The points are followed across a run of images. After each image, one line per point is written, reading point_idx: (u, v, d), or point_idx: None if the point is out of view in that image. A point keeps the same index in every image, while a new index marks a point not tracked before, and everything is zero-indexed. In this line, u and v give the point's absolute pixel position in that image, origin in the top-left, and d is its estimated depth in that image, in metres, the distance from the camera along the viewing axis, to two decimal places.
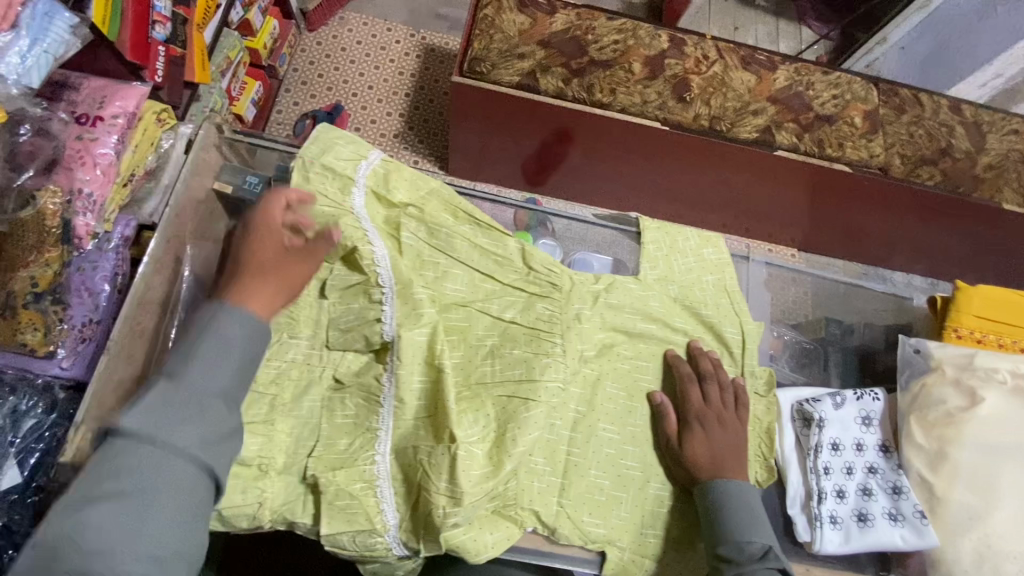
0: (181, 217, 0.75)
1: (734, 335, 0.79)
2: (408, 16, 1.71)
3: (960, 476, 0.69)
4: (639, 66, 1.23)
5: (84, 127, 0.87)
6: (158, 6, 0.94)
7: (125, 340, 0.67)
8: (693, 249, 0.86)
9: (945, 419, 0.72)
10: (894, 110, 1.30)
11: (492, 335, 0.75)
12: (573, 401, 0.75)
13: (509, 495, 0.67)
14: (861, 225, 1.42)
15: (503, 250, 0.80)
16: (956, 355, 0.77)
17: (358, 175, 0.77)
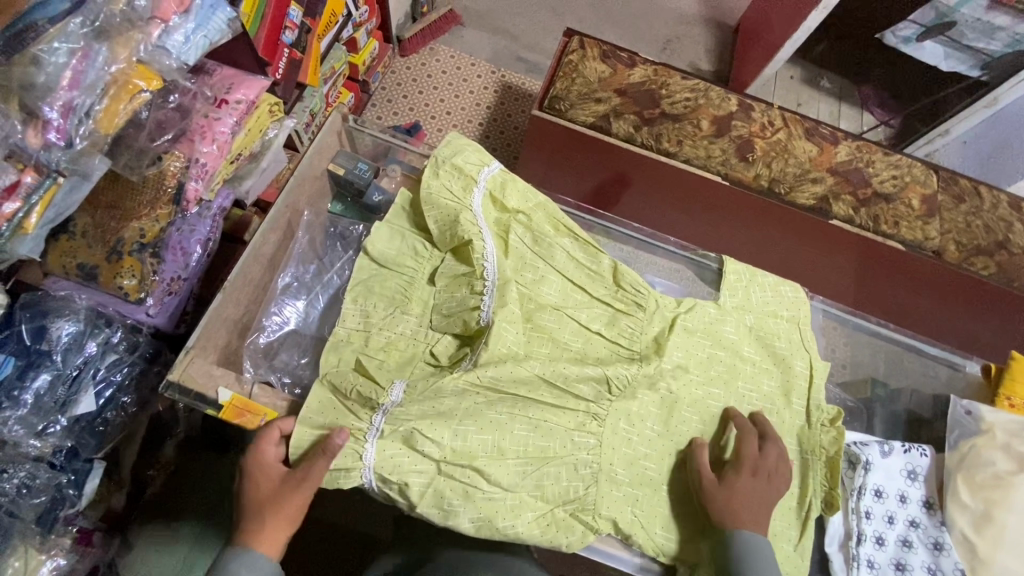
0: (301, 189, 0.86)
1: (803, 368, 0.81)
2: (492, 55, 1.85)
3: (1007, 542, 0.68)
4: (707, 124, 1.30)
5: (211, 107, 0.94)
6: (292, 15, 1.07)
7: (238, 287, 0.78)
8: (772, 284, 0.88)
9: (993, 482, 0.71)
10: (952, 198, 1.33)
11: (579, 339, 0.79)
12: (650, 418, 0.75)
13: (588, 500, 0.69)
14: (906, 306, 1.43)
15: (597, 265, 0.83)
16: (1010, 422, 0.75)
17: (481, 177, 0.82)
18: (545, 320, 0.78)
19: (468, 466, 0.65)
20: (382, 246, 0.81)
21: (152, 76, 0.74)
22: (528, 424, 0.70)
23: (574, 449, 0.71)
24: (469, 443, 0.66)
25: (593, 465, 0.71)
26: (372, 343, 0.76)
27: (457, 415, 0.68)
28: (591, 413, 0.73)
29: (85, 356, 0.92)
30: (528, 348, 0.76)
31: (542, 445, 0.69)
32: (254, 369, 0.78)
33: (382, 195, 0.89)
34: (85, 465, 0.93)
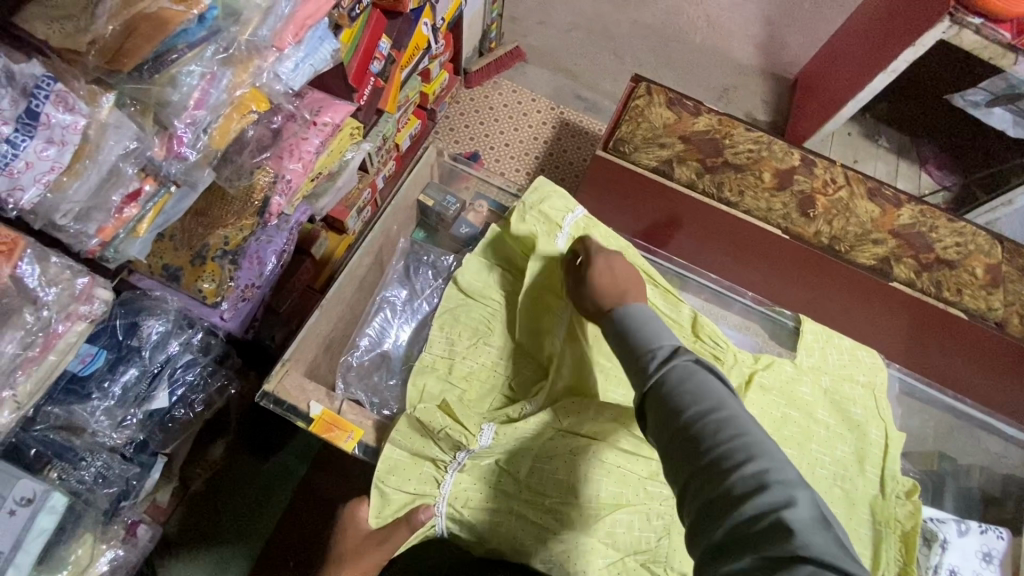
0: (393, 217, 0.97)
1: (878, 437, 0.89)
2: (552, 92, 1.91)
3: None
4: (769, 176, 1.31)
5: (300, 126, 0.99)
6: (383, 47, 1.14)
7: (333, 304, 0.88)
8: (846, 347, 0.97)
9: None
10: (1017, 270, 1.30)
11: None
12: None
13: (660, 553, 0.78)
14: (961, 379, 1.39)
15: (678, 316, 0.94)
16: None
17: (564, 224, 0.95)
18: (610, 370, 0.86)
19: (541, 506, 0.77)
20: (472, 280, 0.94)
21: (261, 100, 0.80)
22: (606, 473, 0.79)
23: (648, 499, 0.80)
24: (544, 483, 0.78)
25: (665, 517, 0.80)
26: (461, 370, 0.88)
27: (535, 451, 0.80)
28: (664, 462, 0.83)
29: (167, 354, 0.96)
30: (618, 396, 0.86)
31: (619, 492, 0.79)
32: (343, 385, 0.90)
33: (468, 228, 1.00)
34: (149, 459, 0.98)
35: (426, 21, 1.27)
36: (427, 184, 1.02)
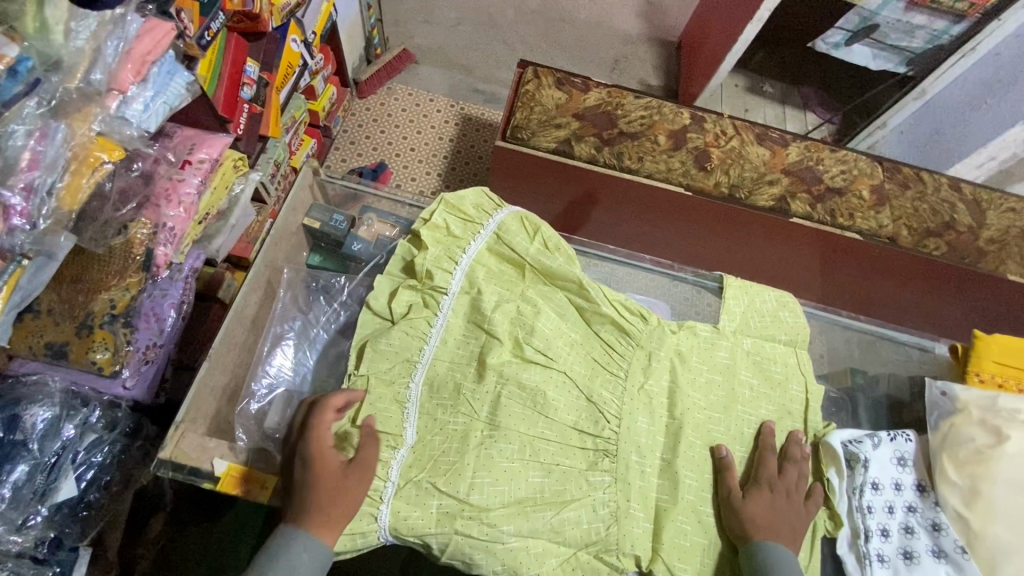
0: (277, 247, 0.82)
1: (799, 392, 0.76)
2: (449, 90, 1.89)
3: (999, 515, 0.62)
4: (664, 139, 1.35)
5: (174, 169, 0.95)
6: (249, 70, 1.08)
7: (222, 353, 0.72)
8: (770, 310, 0.82)
9: (974, 457, 0.65)
10: (898, 186, 1.41)
11: (582, 363, 0.73)
12: (659, 448, 0.71)
13: (611, 540, 0.64)
14: (872, 292, 1.50)
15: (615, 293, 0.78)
16: (982, 397, 0.69)
17: (487, 225, 0.78)
18: (536, 373, 0.70)
19: (484, 522, 0.61)
20: (395, 301, 0.73)
21: (112, 147, 0.74)
22: (542, 470, 0.66)
23: (590, 490, 0.66)
24: (485, 497, 0.62)
25: (611, 503, 0.66)
26: (404, 398, 0.68)
27: (470, 465, 0.64)
28: (603, 450, 0.69)
29: (62, 441, 0.90)
30: (553, 395, 0.69)
31: (559, 488, 0.66)
32: (242, 437, 0.70)
33: (360, 245, 0.84)
34: (70, 554, 0.91)
35: (294, 38, 1.22)
36: (311, 205, 0.86)
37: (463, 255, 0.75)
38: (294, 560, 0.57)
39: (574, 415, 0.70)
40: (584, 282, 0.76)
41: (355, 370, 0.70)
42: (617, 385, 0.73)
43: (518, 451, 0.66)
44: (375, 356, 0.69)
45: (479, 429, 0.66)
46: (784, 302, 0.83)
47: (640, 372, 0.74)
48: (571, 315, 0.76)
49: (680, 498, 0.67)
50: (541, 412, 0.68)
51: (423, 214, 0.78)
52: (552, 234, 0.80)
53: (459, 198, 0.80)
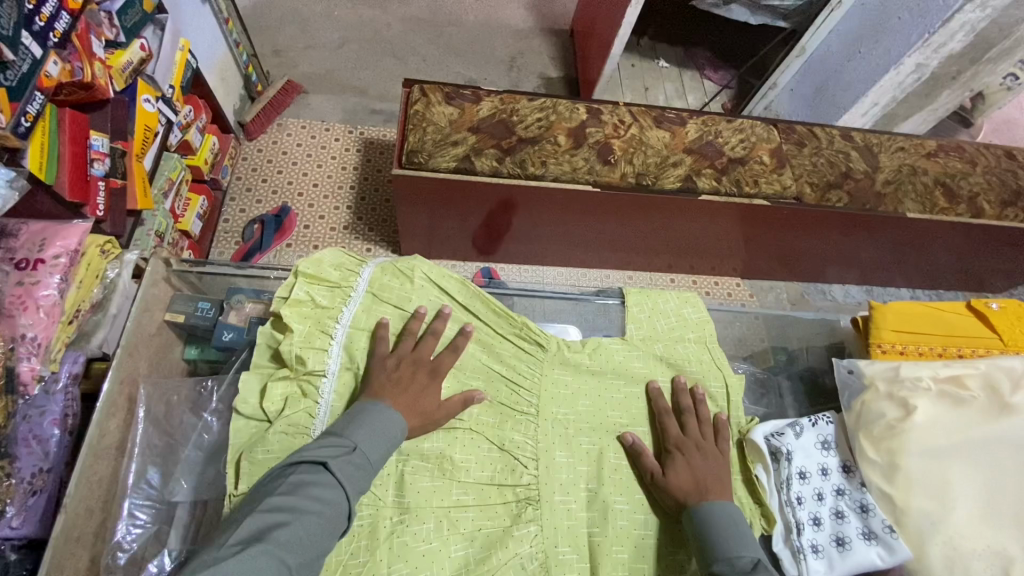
0: (136, 355, 0.70)
1: (717, 388, 0.76)
2: (345, 115, 1.80)
3: (918, 486, 0.64)
4: (564, 138, 1.33)
5: (25, 272, 0.86)
6: (95, 145, 0.97)
7: (84, 493, 0.60)
8: (673, 309, 0.83)
9: (888, 432, 0.67)
10: (795, 145, 1.45)
11: (491, 414, 0.71)
12: (583, 479, 0.69)
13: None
14: (790, 247, 1.57)
15: (506, 326, 0.77)
16: (886, 369, 0.72)
17: (357, 287, 0.72)
18: (439, 437, 0.67)
19: None
20: (266, 400, 0.64)
21: None
22: (464, 540, 0.63)
23: (517, 547, 0.63)
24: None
25: (540, 554, 0.64)
26: None
27: (384, 560, 0.59)
28: (525, 499, 0.67)
29: None
30: (461, 456, 0.67)
31: (484, 556, 0.63)
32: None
33: (231, 332, 0.75)
34: None
35: (146, 97, 1.10)
36: (172, 297, 0.76)
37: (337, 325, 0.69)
38: (388, 431, 0.62)
39: (489, 471, 0.67)
40: (474, 324, 0.76)
41: (234, 491, 0.60)
42: (528, 425, 0.71)
43: (437, 528, 0.62)
44: (254, 470, 0.61)
45: (389, 516, 0.62)
46: (684, 299, 0.84)
47: (552, 402, 0.73)
48: (469, 360, 0.74)
49: (611, 528, 0.66)
50: (453, 477, 0.66)
51: (281, 292, 0.71)
52: (429, 271, 0.77)
53: (315, 257, 0.73)
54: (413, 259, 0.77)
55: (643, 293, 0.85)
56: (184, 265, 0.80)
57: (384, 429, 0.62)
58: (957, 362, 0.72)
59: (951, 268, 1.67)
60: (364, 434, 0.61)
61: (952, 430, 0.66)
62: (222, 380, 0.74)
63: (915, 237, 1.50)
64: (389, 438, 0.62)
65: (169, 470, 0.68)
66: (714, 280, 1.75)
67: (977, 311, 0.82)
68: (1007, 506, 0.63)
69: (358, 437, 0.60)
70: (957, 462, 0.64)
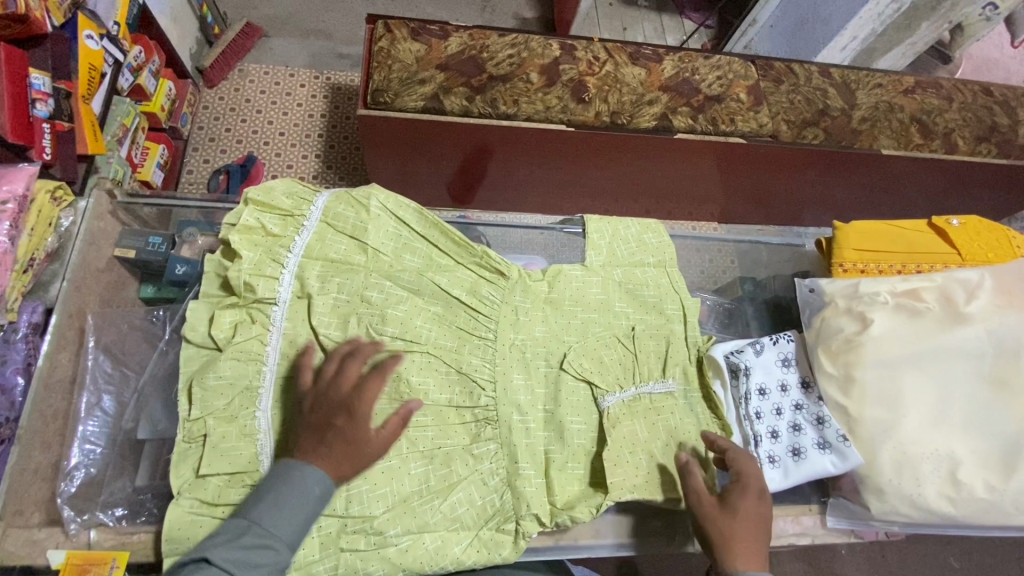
0: (84, 289, 0.70)
1: (675, 312, 0.76)
2: (309, 59, 1.71)
3: (872, 396, 0.66)
4: (537, 76, 1.28)
5: None
6: (35, 83, 0.92)
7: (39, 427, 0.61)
8: (634, 237, 0.82)
9: (846, 346, 0.68)
10: (772, 82, 1.42)
11: (450, 338, 0.70)
12: (540, 401, 0.71)
13: (507, 508, 0.65)
14: (767, 190, 1.57)
15: (470, 256, 0.75)
16: (845, 287, 0.73)
17: (309, 217, 0.71)
18: (395, 363, 0.67)
19: (372, 531, 0.60)
20: (214, 327, 0.64)
21: None
22: (423, 458, 0.65)
23: (476, 465, 0.66)
24: (366, 505, 0.60)
25: (501, 471, 0.66)
26: (252, 430, 0.62)
27: (344, 477, 0.61)
28: (484, 419, 0.68)
29: None
30: (419, 378, 0.67)
31: (444, 473, 0.65)
32: (75, 517, 0.61)
33: (185, 266, 0.74)
34: None
35: (87, 34, 1.03)
36: (119, 233, 0.75)
37: (287, 255, 0.68)
38: (306, 492, 0.56)
39: (445, 395, 0.68)
40: (431, 254, 0.74)
41: (188, 416, 0.62)
42: (486, 348, 0.71)
43: (393, 448, 0.64)
44: (206, 395, 0.62)
45: None
46: (646, 226, 0.84)
47: (510, 328, 0.72)
48: (427, 287, 0.72)
49: (570, 446, 0.69)
50: (410, 401, 0.67)
51: (229, 219, 0.70)
52: (385, 200, 0.74)
53: (266, 185, 0.72)
54: (369, 187, 0.74)
55: (604, 222, 0.84)
56: (131, 198, 0.78)
57: (297, 493, 0.55)
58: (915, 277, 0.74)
59: (924, 209, 1.67)
60: (267, 506, 0.55)
61: (909, 341, 0.67)
62: (174, 311, 0.74)
63: (889, 176, 1.50)
64: (309, 498, 0.56)
65: (123, 402, 0.69)
66: (691, 224, 1.76)
67: (937, 228, 0.84)
68: (955, 410, 0.66)
69: (257, 513, 0.55)
70: (912, 371, 0.66)
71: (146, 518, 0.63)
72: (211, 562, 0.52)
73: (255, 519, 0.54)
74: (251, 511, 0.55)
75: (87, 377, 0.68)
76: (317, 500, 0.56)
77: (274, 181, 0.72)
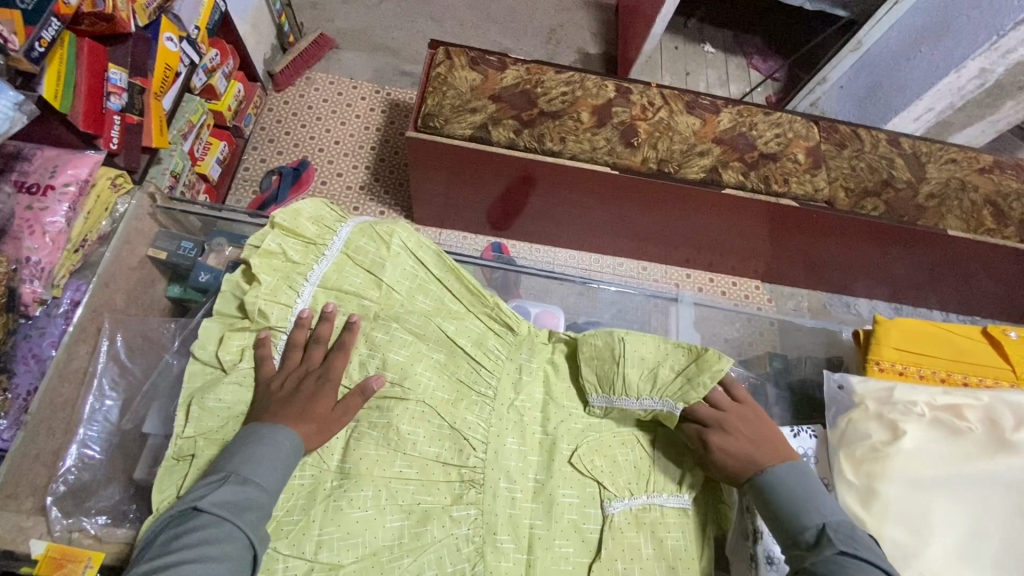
0: (113, 285, 0.74)
1: None
2: (373, 74, 1.77)
3: (894, 514, 0.62)
4: (587, 116, 1.28)
5: (35, 197, 0.89)
6: (113, 78, 0.98)
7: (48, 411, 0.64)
8: None
9: (871, 455, 0.66)
10: (835, 145, 1.36)
11: (445, 389, 0.70)
12: (532, 469, 0.69)
13: None
14: (816, 254, 1.49)
15: (482, 305, 0.76)
16: (878, 390, 0.70)
17: (331, 247, 0.72)
18: (390, 409, 0.67)
19: None
20: (222, 349, 0.66)
21: None
22: (401, 512, 0.63)
23: (453, 528, 0.64)
24: (336, 552, 0.59)
25: (475, 538, 0.64)
26: None
27: (317, 521, 0.60)
28: (468, 481, 0.67)
29: None
30: (409, 428, 0.66)
31: (420, 530, 0.63)
32: (61, 518, 0.62)
33: (209, 274, 0.77)
34: None
35: (169, 36, 1.10)
36: (155, 233, 0.80)
37: (311, 272, 0.71)
38: (277, 446, 0.58)
39: (434, 447, 0.67)
40: (444, 298, 0.76)
41: (181, 433, 0.62)
42: (483, 405, 0.71)
43: (377, 501, 0.62)
44: (201, 415, 0.63)
45: (330, 480, 0.63)
46: None
47: (510, 388, 0.73)
48: (432, 333, 0.72)
49: (559, 521, 0.66)
50: (398, 448, 0.65)
51: (252, 240, 0.70)
52: (407, 238, 0.76)
53: (294, 208, 0.72)
54: (393, 223, 0.76)
55: None
56: (169, 203, 0.84)
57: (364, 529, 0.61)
58: (959, 391, 0.70)
59: (991, 296, 1.54)
60: (242, 457, 0.57)
61: (941, 460, 0.64)
62: (185, 324, 0.76)
63: (952, 258, 1.40)
64: (281, 456, 0.58)
65: (131, 399, 0.71)
66: (732, 280, 1.69)
67: (992, 338, 0.78)
68: (987, 546, 0.61)
69: (234, 464, 0.56)
70: (938, 495, 0.63)
71: (128, 527, 0.63)
72: (199, 510, 0.53)
73: (234, 469, 0.56)
74: (228, 463, 0.57)
75: (96, 379, 0.70)
76: (290, 454, 0.59)
77: (305, 204, 0.74)
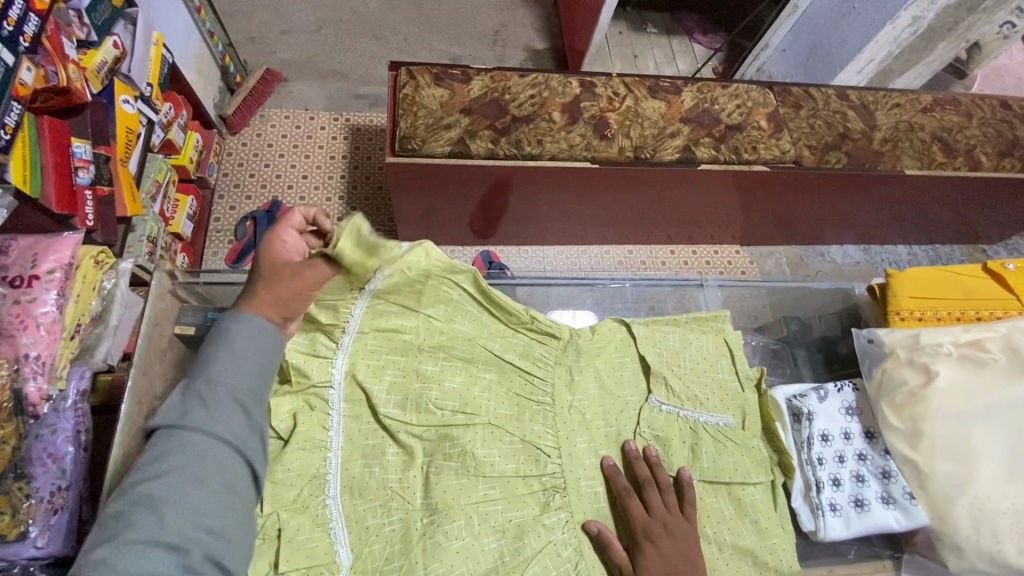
0: (150, 373, 0.71)
1: (728, 363, 0.81)
2: (328, 101, 1.74)
3: (941, 450, 0.71)
4: (559, 115, 1.30)
5: (20, 290, 0.83)
6: (77, 152, 0.93)
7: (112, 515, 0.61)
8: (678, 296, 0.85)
9: (909, 400, 0.74)
10: (792, 107, 1.42)
11: (508, 408, 0.74)
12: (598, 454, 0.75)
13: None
14: (790, 212, 1.57)
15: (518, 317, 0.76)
16: (904, 338, 0.79)
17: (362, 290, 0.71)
18: (460, 437, 0.69)
19: None
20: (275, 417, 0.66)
21: None
22: (496, 532, 0.66)
23: (549, 535, 0.67)
24: None
25: (571, 540, 0.68)
26: (324, 519, 0.63)
27: (419, 562, 0.62)
28: (552, 488, 0.71)
29: None
30: (484, 451, 0.70)
31: (518, 546, 0.65)
32: None
33: None
34: None
35: (124, 98, 1.06)
36: (179, 310, 0.78)
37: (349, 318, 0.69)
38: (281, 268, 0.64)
39: (508, 463, 0.70)
40: (481, 317, 0.76)
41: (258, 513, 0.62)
42: (545, 413, 0.75)
43: (471, 529, 0.65)
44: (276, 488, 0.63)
45: (419, 519, 0.65)
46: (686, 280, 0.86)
47: (566, 391, 0.77)
48: (480, 355, 0.75)
49: None
50: (478, 474, 0.68)
51: None
52: None
53: None
54: None
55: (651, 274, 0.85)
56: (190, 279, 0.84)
57: (463, 559, 0.63)
58: (978, 327, 0.80)
59: (946, 225, 1.67)
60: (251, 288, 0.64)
61: (974, 394, 0.73)
62: None
63: (911, 196, 1.50)
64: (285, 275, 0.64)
65: None
66: (713, 249, 1.75)
67: (994, 273, 0.88)
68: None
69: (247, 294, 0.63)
70: (978, 425, 0.72)
71: None
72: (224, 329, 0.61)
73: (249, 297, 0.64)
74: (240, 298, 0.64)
75: None
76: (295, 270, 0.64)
77: None
